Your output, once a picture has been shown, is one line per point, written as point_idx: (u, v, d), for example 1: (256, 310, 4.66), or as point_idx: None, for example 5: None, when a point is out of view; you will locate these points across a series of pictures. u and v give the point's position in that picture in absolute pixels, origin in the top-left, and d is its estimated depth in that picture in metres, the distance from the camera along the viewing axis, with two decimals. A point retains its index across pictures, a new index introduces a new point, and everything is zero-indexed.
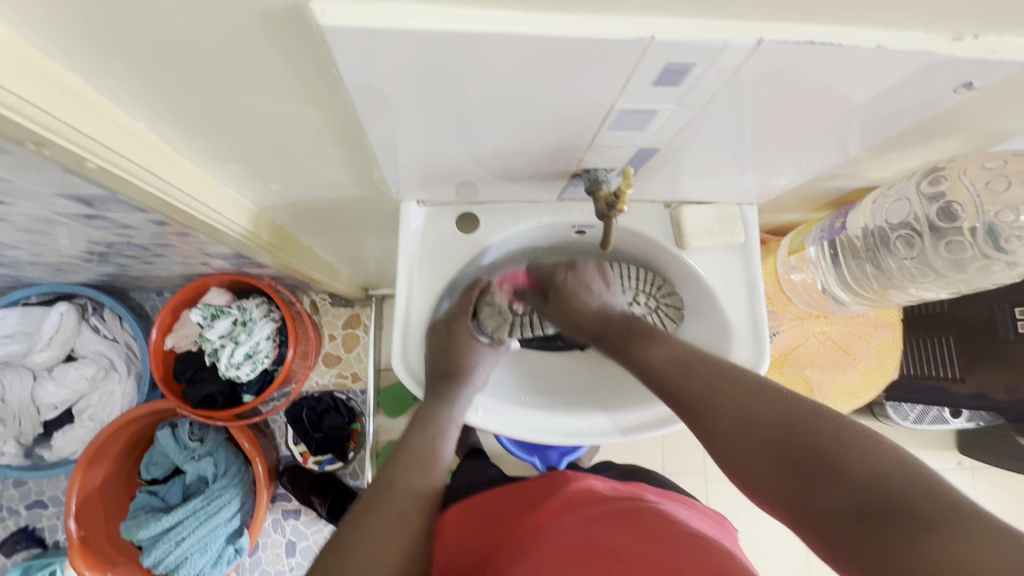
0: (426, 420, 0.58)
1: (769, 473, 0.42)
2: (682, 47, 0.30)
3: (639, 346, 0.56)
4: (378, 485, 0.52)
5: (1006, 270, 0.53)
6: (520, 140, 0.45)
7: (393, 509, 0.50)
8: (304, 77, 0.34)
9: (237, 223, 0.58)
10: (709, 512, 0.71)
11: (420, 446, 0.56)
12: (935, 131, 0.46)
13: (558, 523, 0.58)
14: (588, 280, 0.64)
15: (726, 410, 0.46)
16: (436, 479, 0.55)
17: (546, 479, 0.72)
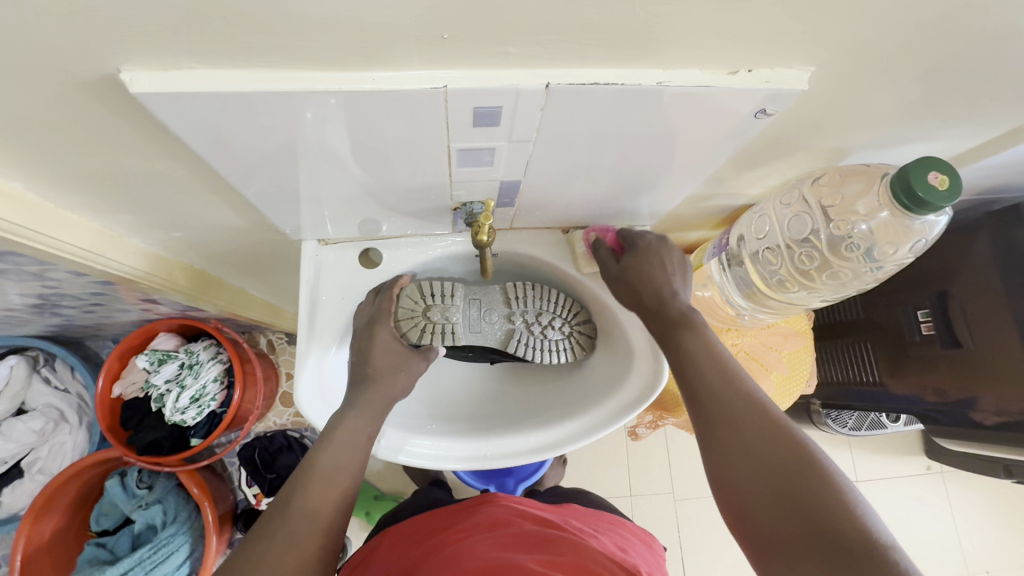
0: (335, 429, 0.54)
1: (758, 497, 0.39)
2: (477, 93, 0.34)
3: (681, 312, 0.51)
4: (275, 507, 0.48)
5: (859, 275, 0.53)
6: (389, 180, 0.48)
7: (284, 534, 0.46)
8: (148, 135, 0.37)
9: (144, 271, 0.60)
10: (639, 533, 0.68)
11: (326, 460, 0.52)
12: (777, 148, 0.49)
13: (469, 546, 0.56)
14: (666, 257, 0.55)
15: (750, 431, 0.42)
16: (341, 500, 0.51)
17: (474, 501, 0.69)
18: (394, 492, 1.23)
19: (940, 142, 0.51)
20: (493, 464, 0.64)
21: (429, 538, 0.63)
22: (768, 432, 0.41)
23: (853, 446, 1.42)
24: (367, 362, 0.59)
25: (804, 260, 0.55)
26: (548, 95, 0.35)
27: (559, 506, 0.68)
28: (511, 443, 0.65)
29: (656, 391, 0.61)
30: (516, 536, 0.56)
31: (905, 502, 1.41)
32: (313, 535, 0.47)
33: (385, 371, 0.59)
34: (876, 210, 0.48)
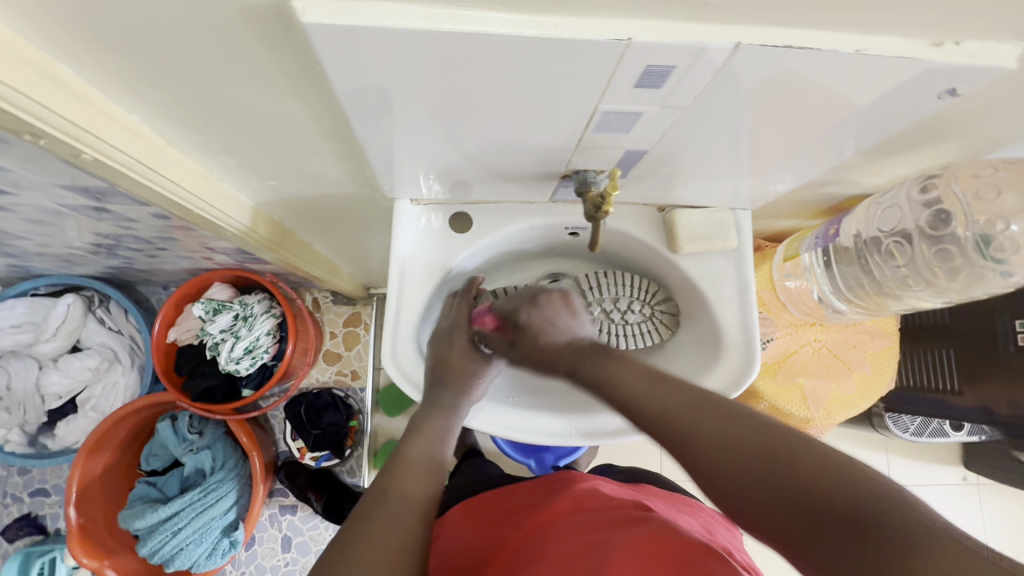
0: (421, 425, 0.59)
1: (740, 485, 0.39)
2: (657, 48, 0.31)
3: (601, 366, 0.54)
4: (373, 493, 0.51)
5: (1000, 279, 0.51)
6: (510, 138, 0.45)
7: (388, 514, 0.49)
8: (289, 71, 0.35)
9: (233, 218, 0.59)
10: (717, 516, 0.67)
11: (414, 451, 0.56)
12: (926, 134, 0.46)
13: (558, 527, 0.55)
14: (549, 314, 0.61)
15: (707, 425, 0.43)
16: (434, 486, 0.54)
17: (551, 481, 0.70)
18: None
19: None
20: (573, 441, 0.64)
21: (507, 519, 0.64)
22: (722, 418, 0.43)
23: (890, 450, 1.38)
24: (446, 366, 0.62)
25: (937, 259, 0.53)
26: (732, 56, 0.32)
27: (635, 488, 0.68)
28: (594, 422, 0.65)
29: (749, 379, 0.59)
30: (601, 514, 0.56)
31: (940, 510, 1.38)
32: (413, 517, 0.50)
33: (466, 372, 0.63)
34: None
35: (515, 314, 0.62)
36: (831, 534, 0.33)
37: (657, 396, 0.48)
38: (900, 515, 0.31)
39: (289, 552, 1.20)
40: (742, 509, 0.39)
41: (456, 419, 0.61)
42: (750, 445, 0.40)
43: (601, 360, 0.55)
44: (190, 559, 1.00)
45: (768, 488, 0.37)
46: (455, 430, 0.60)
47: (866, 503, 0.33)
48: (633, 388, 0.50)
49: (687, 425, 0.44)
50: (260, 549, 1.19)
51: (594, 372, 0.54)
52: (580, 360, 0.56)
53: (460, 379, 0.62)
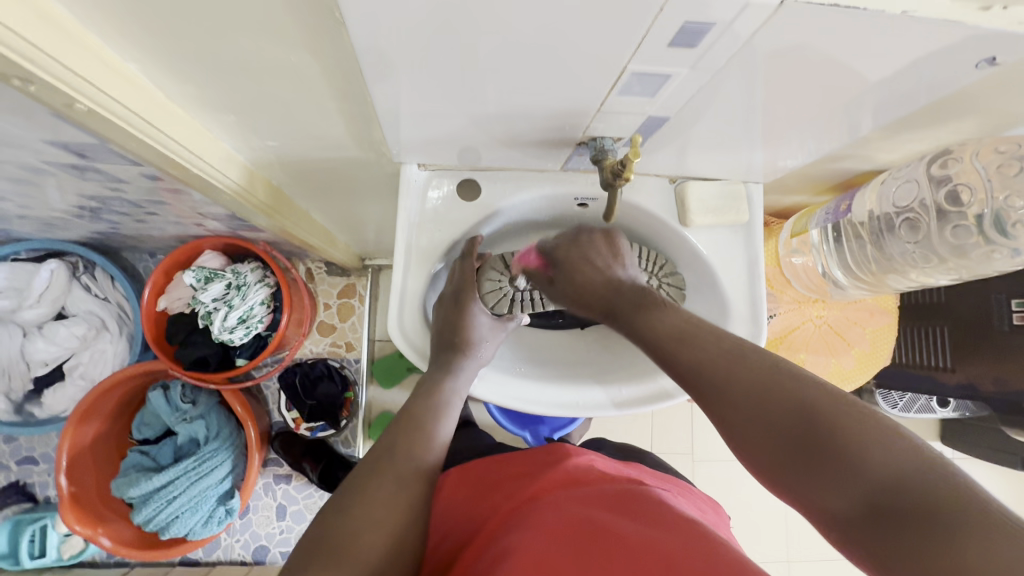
0: (431, 388, 0.58)
1: (774, 448, 0.39)
2: (700, 3, 0.29)
3: (648, 316, 0.53)
4: (380, 451, 0.52)
5: (1008, 258, 0.51)
6: (528, 102, 0.44)
7: (393, 474, 0.50)
8: (300, 14, 0.33)
9: (231, 179, 0.56)
10: (706, 498, 0.68)
11: (421, 412, 0.56)
12: (951, 109, 0.45)
13: (552, 497, 0.54)
14: (593, 252, 0.60)
15: (748, 381, 0.42)
16: (438, 446, 0.55)
17: (543, 451, 0.69)
18: None
19: None
20: (582, 413, 0.64)
21: (500, 486, 0.63)
22: (762, 377, 0.42)
23: None
24: (455, 331, 0.61)
25: (957, 235, 0.53)
26: (775, 14, 0.31)
27: (627, 464, 0.69)
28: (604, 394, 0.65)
29: None
30: (595, 488, 0.55)
31: None
32: (418, 478, 0.51)
33: (479, 342, 0.62)
34: None
35: (555, 252, 0.62)
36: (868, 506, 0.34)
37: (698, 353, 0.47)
38: (951, 494, 0.31)
39: (284, 520, 1.20)
40: (778, 473, 0.39)
41: (464, 382, 0.60)
42: (789, 410, 0.39)
43: (642, 308, 0.54)
44: (186, 527, 1.01)
45: (805, 456, 0.38)
46: (461, 393, 0.59)
47: (910, 482, 0.33)
48: (664, 339, 0.50)
49: (721, 382, 0.44)
50: (254, 517, 1.20)
51: (644, 323, 0.53)
52: (621, 304, 0.56)
53: (472, 347, 0.61)
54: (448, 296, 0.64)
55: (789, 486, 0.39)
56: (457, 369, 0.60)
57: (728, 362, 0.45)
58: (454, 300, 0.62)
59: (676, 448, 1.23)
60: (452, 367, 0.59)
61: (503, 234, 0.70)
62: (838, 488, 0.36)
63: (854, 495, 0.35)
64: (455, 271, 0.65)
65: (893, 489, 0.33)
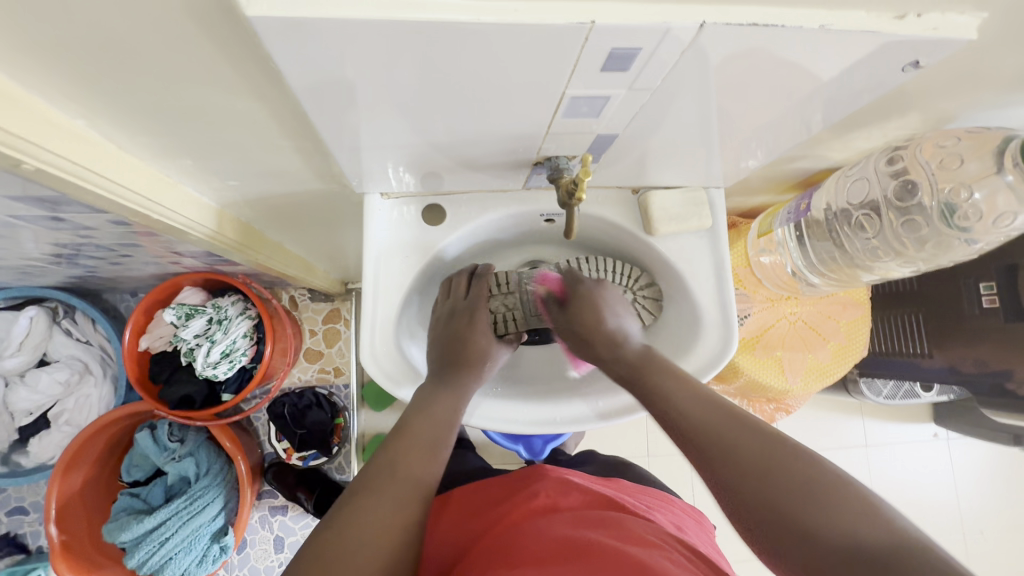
0: (425, 404, 0.57)
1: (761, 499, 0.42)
2: (623, 31, 0.30)
3: (648, 369, 0.55)
4: (374, 467, 0.52)
5: (965, 246, 0.52)
6: (478, 128, 0.44)
7: (386, 493, 0.49)
8: (238, 64, 0.34)
9: (196, 221, 0.57)
10: (688, 510, 0.69)
11: (416, 427, 0.56)
12: (893, 105, 0.46)
13: (536, 523, 0.54)
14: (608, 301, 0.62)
15: (740, 444, 0.45)
16: (437, 467, 0.54)
17: (526, 474, 0.69)
18: None
19: None
20: (562, 429, 0.64)
21: (485, 513, 0.63)
22: (751, 437, 0.45)
23: (865, 413, 1.42)
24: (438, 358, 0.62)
25: (907, 229, 0.54)
26: (699, 35, 0.32)
27: (610, 483, 0.69)
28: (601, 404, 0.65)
29: (729, 357, 0.60)
30: (577, 513, 0.55)
31: (915, 467, 1.42)
32: (414, 496, 0.50)
33: (479, 357, 0.63)
34: (992, 173, 0.46)
35: (577, 287, 0.63)
36: (836, 562, 0.38)
37: (691, 405, 0.50)
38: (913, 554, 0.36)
39: (282, 553, 1.19)
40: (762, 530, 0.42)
41: (456, 399, 0.59)
42: (776, 468, 0.43)
43: (652, 370, 0.55)
44: (180, 567, 0.99)
45: (785, 511, 0.41)
46: (459, 411, 0.59)
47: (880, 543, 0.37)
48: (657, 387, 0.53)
49: (710, 436, 0.47)
50: (252, 551, 1.19)
51: (645, 374, 0.55)
52: (619, 353, 0.58)
53: (466, 364, 0.62)
54: (433, 335, 0.66)
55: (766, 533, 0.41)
56: (449, 388, 0.60)
57: (724, 421, 0.47)
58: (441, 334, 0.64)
59: (671, 450, 1.24)
60: (441, 387, 0.59)
61: (473, 258, 0.71)
62: (822, 534, 0.39)
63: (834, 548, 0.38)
64: (434, 314, 0.67)
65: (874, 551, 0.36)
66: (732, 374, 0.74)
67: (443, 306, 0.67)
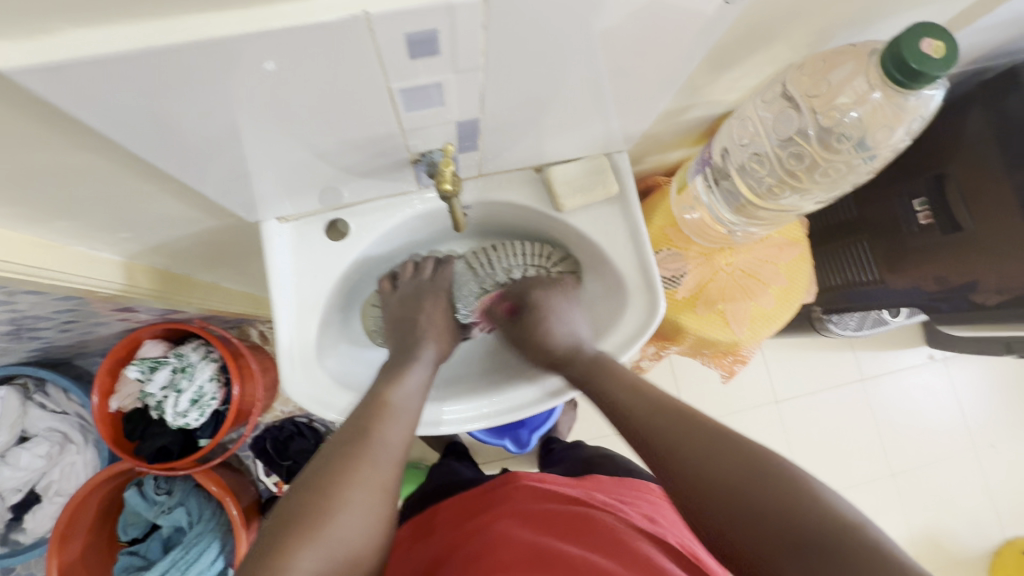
0: (390, 377, 0.58)
1: (720, 501, 0.43)
2: (401, 17, 0.29)
3: (602, 373, 0.56)
4: (354, 434, 0.51)
5: (856, 168, 0.50)
6: (336, 138, 0.44)
7: (365, 456, 0.49)
8: (44, 121, 0.33)
9: (99, 278, 0.57)
10: (667, 496, 0.70)
11: (393, 395, 0.55)
12: (753, 37, 0.45)
13: (502, 527, 0.54)
14: (556, 307, 0.63)
15: (694, 450, 0.46)
16: (410, 432, 0.54)
17: (498, 482, 0.68)
18: (415, 460, 1.21)
19: (923, 9, 0.47)
20: (506, 419, 0.64)
21: (456, 526, 0.62)
22: (707, 444, 0.46)
23: (855, 346, 1.40)
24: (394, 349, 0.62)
25: (792, 161, 0.52)
26: (486, 7, 0.31)
27: (581, 483, 0.69)
28: (549, 386, 0.64)
29: (658, 320, 0.58)
30: (544, 509, 0.56)
31: (915, 392, 1.40)
32: (392, 463, 0.50)
33: (439, 333, 0.65)
34: (867, 94, 0.45)
35: (524, 299, 0.65)
36: (785, 553, 0.39)
37: (646, 410, 0.51)
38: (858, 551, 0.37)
39: None
40: (720, 537, 0.42)
41: (426, 380, 0.59)
42: (733, 470, 0.43)
43: (599, 373, 0.57)
44: None
45: (741, 513, 0.41)
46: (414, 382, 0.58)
47: (828, 534, 0.38)
48: (629, 399, 0.53)
49: (671, 448, 0.47)
50: None
51: (602, 385, 0.55)
52: (573, 360, 0.59)
53: (426, 340, 0.63)
54: (387, 322, 0.66)
55: (723, 537, 0.42)
56: (412, 363, 0.60)
57: (673, 427, 0.48)
58: (400, 315, 0.65)
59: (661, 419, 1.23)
60: (407, 362, 0.60)
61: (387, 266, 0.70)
62: (771, 536, 0.40)
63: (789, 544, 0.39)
64: (385, 301, 0.67)
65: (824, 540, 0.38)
66: (679, 333, 0.74)
67: (397, 292, 0.67)
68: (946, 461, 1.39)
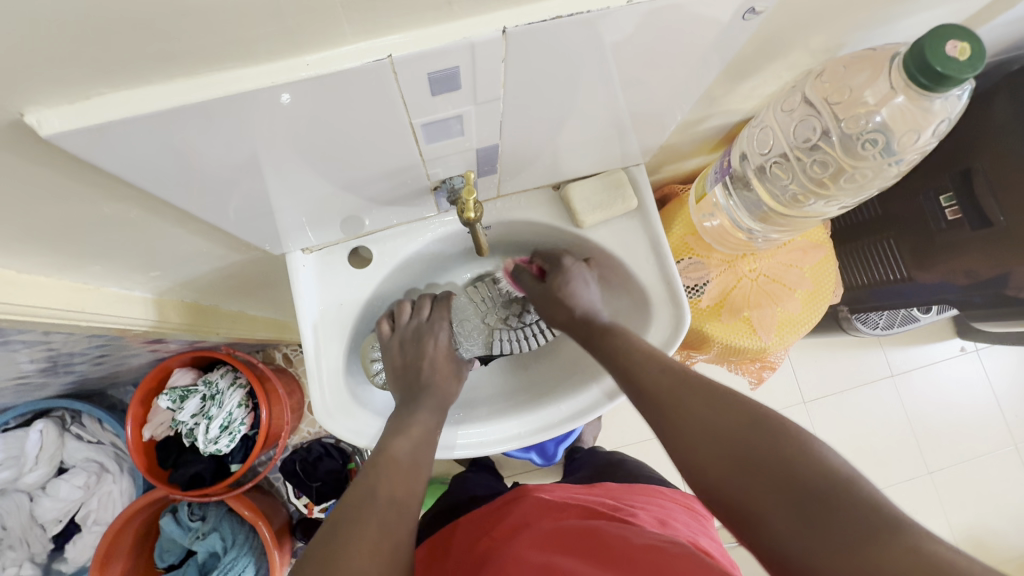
0: (398, 427, 0.57)
1: (722, 456, 0.42)
2: (423, 58, 0.30)
3: (607, 338, 0.57)
4: (359, 495, 0.49)
5: (880, 173, 0.49)
6: (359, 172, 0.44)
7: (376, 521, 0.46)
8: (79, 174, 0.34)
9: (131, 317, 0.58)
10: (678, 498, 0.70)
11: (401, 449, 0.54)
12: (770, 46, 0.45)
13: (514, 551, 0.53)
14: (585, 275, 0.63)
15: (700, 407, 0.46)
16: (419, 488, 0.52)
17: (511, 497, 0.68)
18: (442, 476, 1.21)
19: (942, 8, 0.47)
20: (528, 441, 0.65)
21: (472, 546, 0.61)
22: (705, 405, 0.46)
23: (884, 343, 1.37)
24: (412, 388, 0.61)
25: (817, 169, 0.51)
26: (507, 42, 0.31)
27: (595, 490, 0.68)
28: (574, 404, 0.65)
29: (685, 333, 0.58)
30: (555, 528, 0.55)
31: (948, 386, 1.36)
32: (404, 522, 0.48)
33: (445, 375, 0.64)
34: (890, 96, 0.44)
35: (556, 262, 0.64)
36: (785, 503, 0.38)
37: (650, 372, 0.51)
38: (862, 502, 0.36)
39: None
40: (719, 492, 0.42)
41: (433, 427, 0.59)
42: (735, 423, 0.43)
43: (617, 338, 0.56)
44: None
45: (741, 467, 0.41)
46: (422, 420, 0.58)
47: (829, 487, 0.37)
48: (634, 365, 0.53)
49: (673, 408, 0.47)
50: None
51: (610, 346, 0.56)
52: (589, 325, 0.59)
53: (433, 383, 0.62)
54: (388, 369, 0.63)
55: (724, 492, 0.42)
56: (419, 409, 0.59)
57: (677, 385, 0.48)
58: (405, 359, 0.62)
59: None
60: (413, 407, 0.59)
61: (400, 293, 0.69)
62: (770, 486, 0.39)
63: (789, 495, 0.38)
64: (385, 345, 0.64)
65: (824, 492, 0.37)
66: (705, 342, 0.73)
67: (397, 334, 0.64)
68: (985, 457, 1.34)
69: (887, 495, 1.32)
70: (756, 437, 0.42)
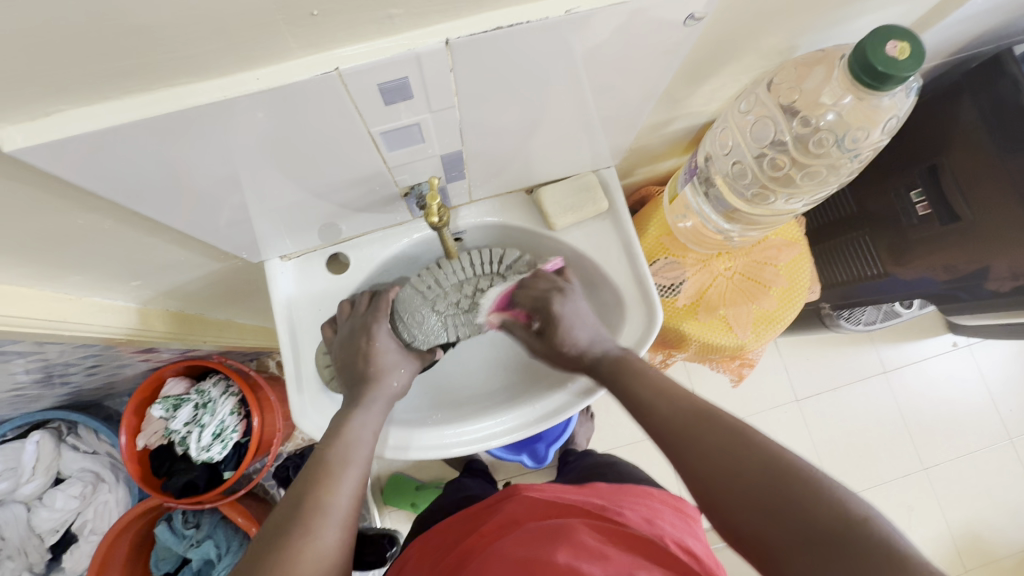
0: (338, 426, 0.57)
1: (735, 493, 0.42)
2: (371, 68, 0.31)
3: (614, 369, 0.57)
4: (297, 492, 0.51)
5: (839, 167, 0.50)
6: (328, 181, 0.46)
7: (307, 518, 0.48)
8: (50, 187, 0.35)
9: (116, 326, 0.59)
10: (667, 499, 0.70)
11: (337, 450, 0.55)
12: (722, 50, 0.46)
13: (498, 547, 0.53)
14: (576, 311, 0.61)
15: (713, 443, 0.45)
16: (357, 488, 0.53)
17: (498, 497, 0.68)
18: (435, 480, 1.22)
19: (891, 10, 0.48)
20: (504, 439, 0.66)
21: (457, 543, 0.62)
22: (718, 440, 0.45)
23: (875, 339, 1.37)
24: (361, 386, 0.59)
25: (776, 166, 0.52)
26: (452, 52, 0.33)
27: (585, 491, 0.69)
28: (553, 401, 0.66)
29: (657, 332, 0.59)
30: (540, 525, 0.55)
31: (941, 382, 1.36)
32: (337, 521, 0.50)
33: (386, 370, 0.61)
34: (841, 97, 0.46)
35: (541, 303, 0.62)
36: (800, 545, 0.38)
37: (661, 403, 0.51)
38: (875, 545, 0.35)
39: None
40: (736, 529, 0.42)
41: (376, 428, 0.59)
42: (748, 462, 0.43)
43: (623, 374, 0.56)
44: None
45: (755, 506, 0.41)
46: (367, 424, 0.58)
47: (842, 531, 0.36)
48: (645, 397, 0.53)
49: (686, 442, 0.47)
50: None
51: (625, 383, 0.55)
52: (591, 361, 0.59)
53: (379, 381, 0.60)
54: (334, 369, 0.61)
55: (739, 528, 0.42)
56: (359, 410, 0.58)
57: (689, 418, 0.48)
58: (341, 360, 0.59)
59: None
60: (354, 406, 0.58)
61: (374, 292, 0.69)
62: (783, 525, 0.39)
63: (803, 537, 0.38)
64: (329, 347, 0.61)
65: (836, 534, 0.37)
66: (683, 341, 0.73)
67: (339, 335, 0.60)
68: (980, 453, 1.34)
69: (882, 492, 1.32)
70: (769, 476, 0.41)
